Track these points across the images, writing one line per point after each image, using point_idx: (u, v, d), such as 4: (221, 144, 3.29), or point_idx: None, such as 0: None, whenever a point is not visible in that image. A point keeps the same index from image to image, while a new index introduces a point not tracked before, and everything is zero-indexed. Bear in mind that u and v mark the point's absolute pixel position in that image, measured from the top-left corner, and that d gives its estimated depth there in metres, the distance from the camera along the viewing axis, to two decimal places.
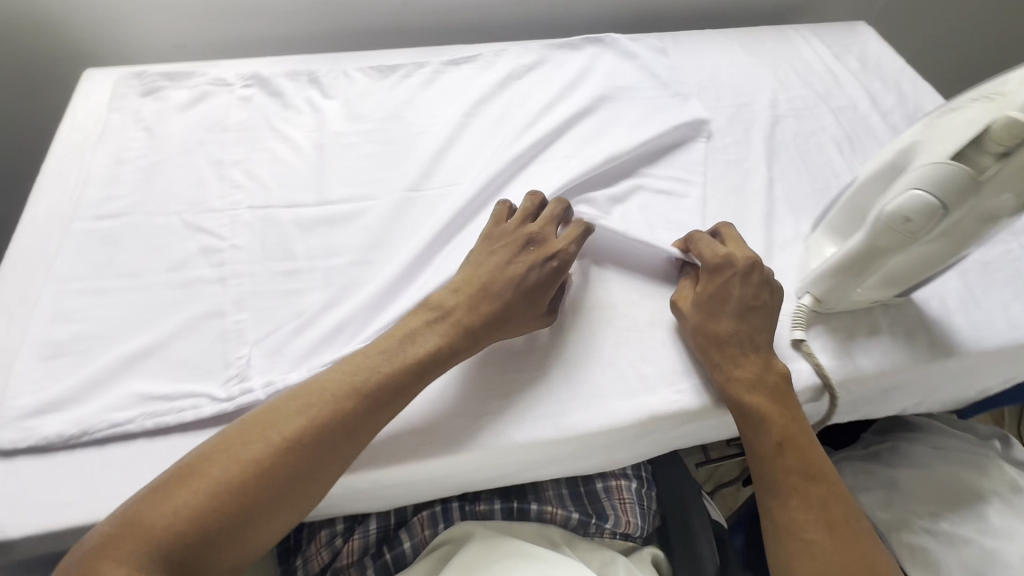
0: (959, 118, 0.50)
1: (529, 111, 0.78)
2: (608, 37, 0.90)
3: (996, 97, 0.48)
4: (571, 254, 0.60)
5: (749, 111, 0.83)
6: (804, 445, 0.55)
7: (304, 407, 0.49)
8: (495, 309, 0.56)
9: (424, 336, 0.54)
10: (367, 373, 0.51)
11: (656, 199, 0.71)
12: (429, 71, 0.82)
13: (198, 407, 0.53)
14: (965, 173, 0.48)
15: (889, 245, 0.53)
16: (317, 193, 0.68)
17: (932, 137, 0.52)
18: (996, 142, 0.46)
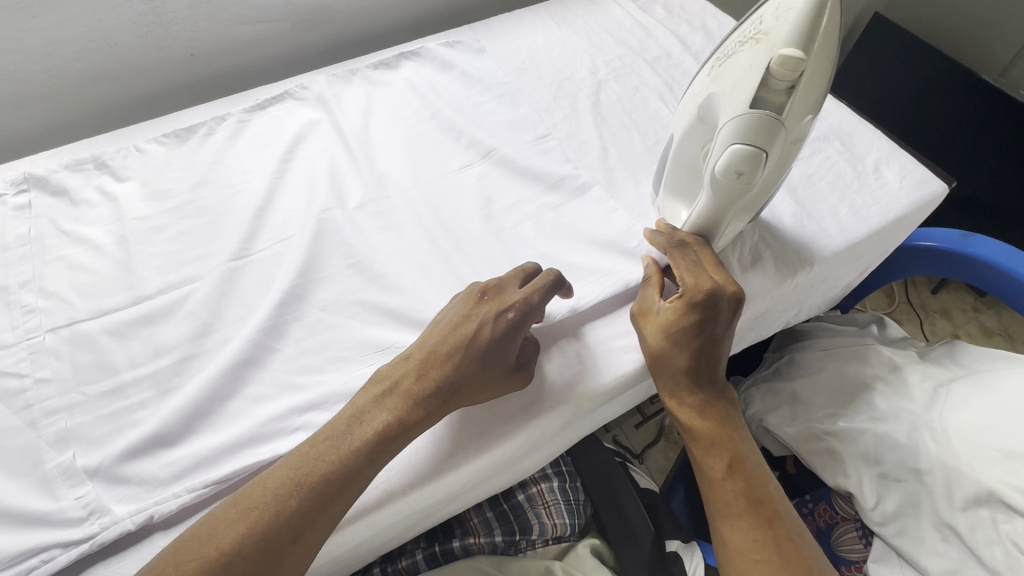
0: (738, 64, 0.48)
1: (350, 138, 0.74)
2: (417, 42, 0.87)
3: (761, 35, 0.47)
4: (531, 304, 0.53)
5: (572, 83, 0.83)
6: (739, 443, 0.54)
7: (254, 505, 0.44)
8: (448, 379, 0.50)
9: (370, 417, 0.48)
10: (323, 458, 0.46)
11: (498, 195, 0.69)
12: (232, 122, 0.75)
13: (51, 559, 0.45)
14: (767, 116, 0.46)
15: (730, 199, 0.52)
16: (130, 290, 0.61)
17: (724, 89, 0.50)
18: (781, 80, 0.45)
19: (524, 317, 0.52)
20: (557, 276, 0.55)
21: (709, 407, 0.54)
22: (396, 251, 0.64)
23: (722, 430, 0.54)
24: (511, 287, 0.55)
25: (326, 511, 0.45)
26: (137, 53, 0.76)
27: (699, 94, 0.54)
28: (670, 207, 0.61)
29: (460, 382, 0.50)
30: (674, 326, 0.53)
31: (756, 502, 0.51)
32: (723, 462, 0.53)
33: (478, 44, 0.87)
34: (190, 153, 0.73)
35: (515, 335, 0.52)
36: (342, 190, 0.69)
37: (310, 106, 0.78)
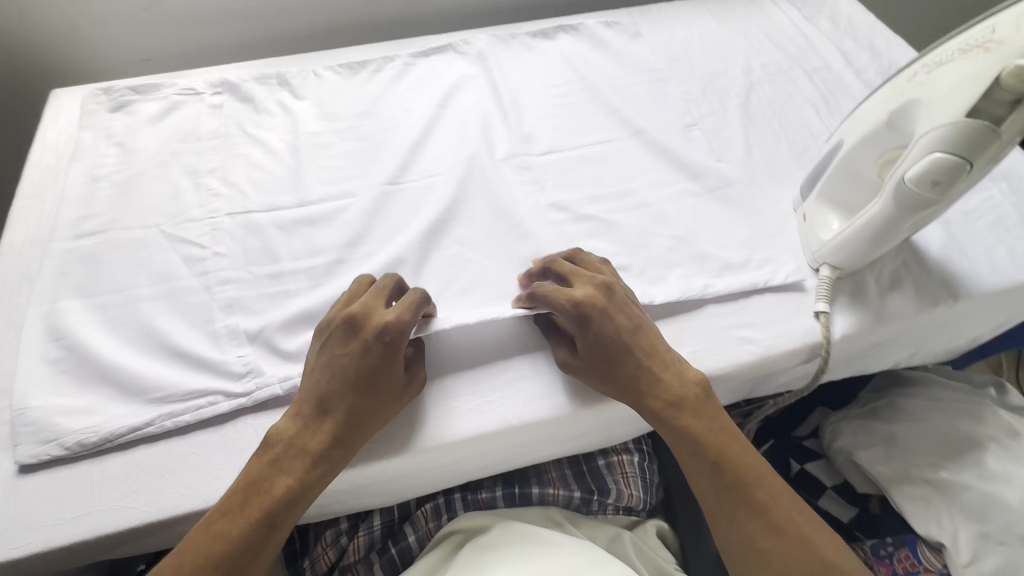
0: (955, 71, 0.46)
1: (502, 98, 0.78)
2: (576, 17, 0.89)
3: (990, 45, 0.44)
4: (406, 326, 0.50)
5: (723, 79, 0.83)
6: (737, 455, 0.51)
7: (227, 514, 0.46)
8: (346, 407, 0.49)
9: (309, 427, 0.49)
10: (279, 466, 0.48)
11: (637, 176, 0.71)
12: (399, 64, 0.81)
13: (215, 403, 0.52)
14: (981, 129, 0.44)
15: (905, 214, 0.50)
16: (297, 194, 0.67)
17: (932, 95, 0.47)
18: (1008, 91, 0.43)
19: (393, 342, 0.50)
20: (421, 296, 0.53)
21: (702, 417, 0.52)
22: (534, 207, 0.67)
23: (717, 436, 0.52)
24: (579, 282, 0.55)
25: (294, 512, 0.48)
26: None
27: (890, 103, 0.52)
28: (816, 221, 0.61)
29: (619, 359, 0.52)
30: (619, 344, 0.52)
31: (757, 506, 0.50)
32: (718, 481, 0.51)
33: (634, 27, 0.89)
34: (358, 85, 0.79)
35: (394, 359, 0.50)
36: (490, 142, 0.73)
37: (469, 62, 0.83)
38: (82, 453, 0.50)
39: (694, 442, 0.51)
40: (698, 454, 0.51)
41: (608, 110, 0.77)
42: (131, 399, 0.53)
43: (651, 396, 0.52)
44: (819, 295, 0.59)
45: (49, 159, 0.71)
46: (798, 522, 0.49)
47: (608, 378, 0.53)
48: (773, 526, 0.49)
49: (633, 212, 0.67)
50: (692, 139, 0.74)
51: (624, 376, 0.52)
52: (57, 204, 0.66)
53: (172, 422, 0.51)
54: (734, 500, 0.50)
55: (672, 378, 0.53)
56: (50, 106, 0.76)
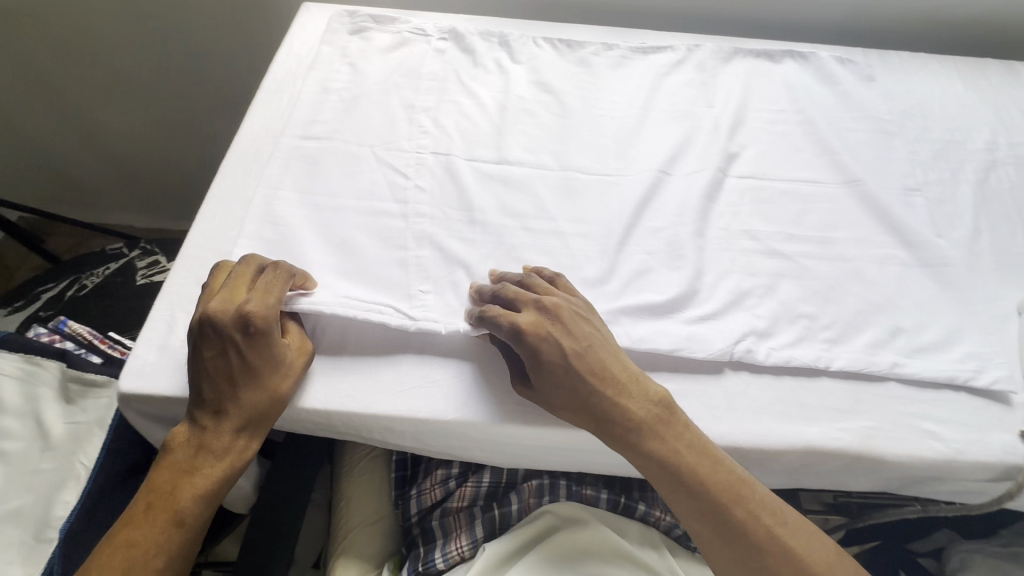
0: None
1: (712, 111, 0.76)
2: (807, 45, 0.85)
3: None
4: (269, 317, 0.49)
5: (960, 149, 0.75)
6: (718, 487, 0.47)
7: (157, 507, 0.46)
8: (230, 404, 0.49)
9: (213, 404, 0.49)
10: (201, 449, 0.48)
11: (840, 227, 0.66)
12: (617, 54, 0.81)
13: (384, 315, 0.56)
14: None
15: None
16: (497, 152, 0.70)
17: None
18: None
19: (251, 333, 0.49)
20: (281, 274, 0.53)
21: (666, 441, 0.48)
22: (726, 229, 0.65)
23: (687, 459, 0.48)
24: (527, 304, 0.52)
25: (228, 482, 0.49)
26: None
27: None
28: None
29: (570, 399, 0.49)
30: (573, 381, 0.49)
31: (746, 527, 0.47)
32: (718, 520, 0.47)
33: (870, 70, 0.82)
34: (573, 64, 0.80)
35: (266, 343, 0.49)
36: (691, 153, 0.71)
37: (685, 67, 0.81)
38: None
39: (672, 474, 0.48)
40: (672, 483, 0.47)
41: (823, 151, 0.72)
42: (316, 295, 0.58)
43: (615, 434, 0.49)
44: None
45: (292, 63, 0.78)
46: (785, 539, 0.46)
47: (580, 416, 0.49)
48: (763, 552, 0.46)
49: (831, 263, 0.63)
50: (913, 204, 0.68)
51: (588, 415, 0.49)
52: (292, 104, 0.73)
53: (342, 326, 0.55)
54: (722, 530, 0.47)
55: (633, 407, 0.49)
56: (301, 17, 0.84)
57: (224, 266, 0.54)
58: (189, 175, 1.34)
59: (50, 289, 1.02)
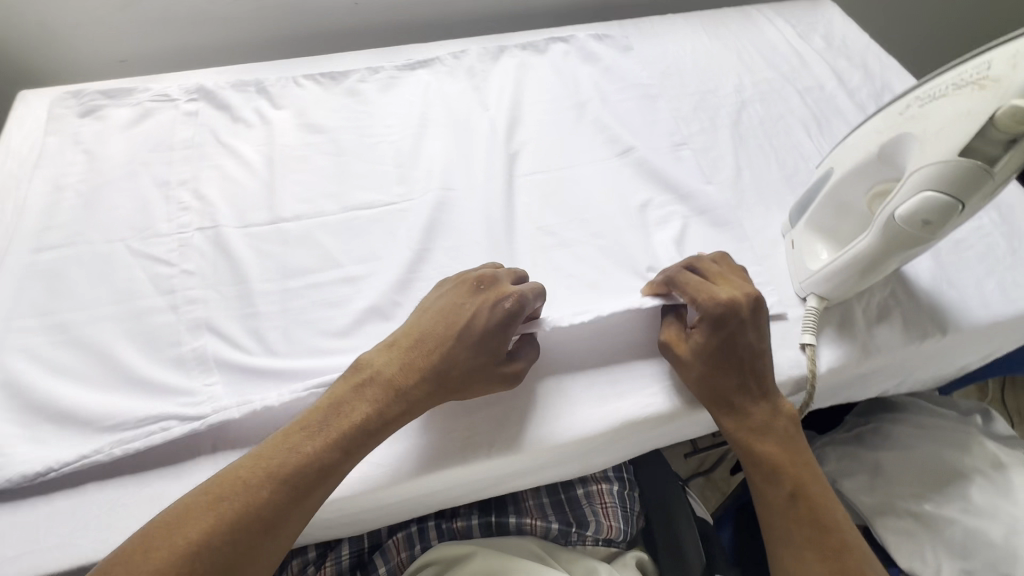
0: (944, 108, 0.44)
1: (488, 113, 0.76)
2: (567, 29, 0.88)
3: (984, 81, 0.41)
4: (528, 300, 0.52)
5: (715, 97, 0.81)
6: (795, 462, 0.53)
7: (234, 498, 0.42)
8: (420, 388, 0.49)
9: (410, 356, 0.51)
10: (344, 414, 0.47)
11: (622, 197, 0.69)
12: (384, 76, 0.79)
13: (168, 429, 0.50)
14: (974, 169, 0.42)
15: (907, 247, 0.48)
16: (271, 209, 0.65)
17: (922, 131, 0.45)
18: (1002, 131, 0.40)
19: (474, 312, 0.51)
20: (518, 275, 0.55)
21: (785, 447, 0.53)
22: (518, 228, 0.65)
23: (786, 460, 0.53)
24: (723, 283, 0.55)
25: (334, 474, 0.46)
26: None
27: (884, 135, 0.49)
28: (806, 249, 0.59)
29: (750, 372, 0.53)
30: (734, 355, 0.53)
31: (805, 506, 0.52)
32: (783, 502, 0.52)
33: (626, 41, 0.87)
34: (341, 96, 0.77)
35: (480, 312, 0.51)
36: (473, 161, 0.71)
37: (455, 75, 0.80)
38: (23, 485, 0.47)
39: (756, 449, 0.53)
40: (766, 474, 0.53)
41: (597, 127, 0.75)
42: (70, 437, 0.50)
43: (735, 408, 0.54)
44: (807, 327, 0.57)
45: (12, 164, 0.68)
46: (843, 536, 0.51)
47: (710, 385, 0.53)
48: (818, 528, 0.51)
49: (619, 235, 0.66)
50: (683, 159, 0.73)
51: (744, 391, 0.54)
52: (17, 214, 0.63)
53: (121, 450, 0.48)
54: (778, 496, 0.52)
55: (774, 388, 0.55)
56: (17, 109, 0.73)
57: (504, 267, 0.56)
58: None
59: None
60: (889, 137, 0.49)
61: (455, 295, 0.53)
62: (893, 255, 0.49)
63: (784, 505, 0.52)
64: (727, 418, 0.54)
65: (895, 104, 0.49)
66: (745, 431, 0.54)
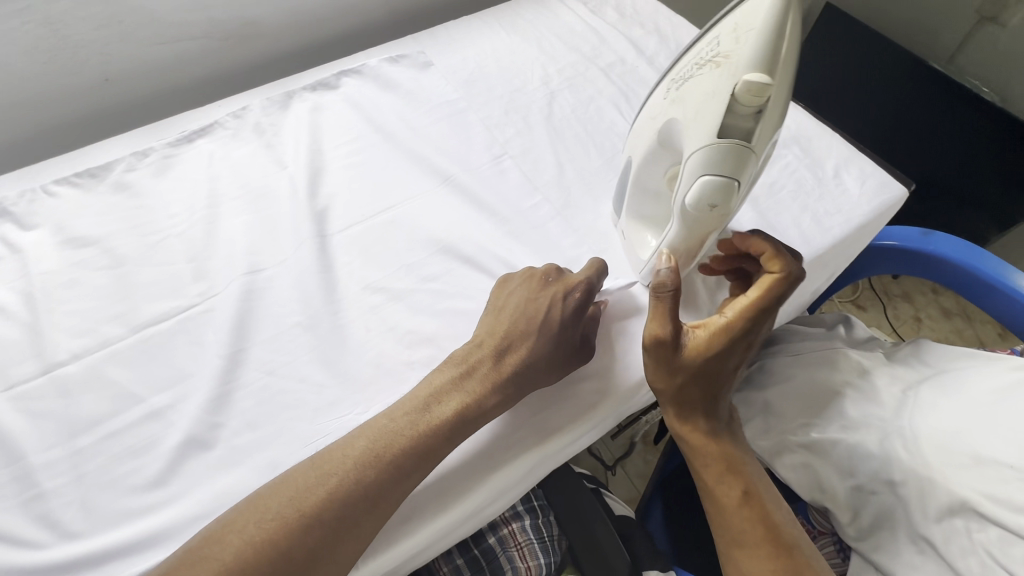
0: (697, 90, 0.44)
1: (287, 172, 0.68)
2: (358, 58, 0.81)
3: (720, 58, 0.42)
4: (594, 286, 0.57)
5: (524, 94, 0.79)
6: (743, 467, 0.56)
7: (303, 505, 0.44)
8: (496, 385, 0.51)
9: (503, 350, 0.53)
10: (429, 412, 0.49)
11: (449, 228, 0.65)
12: (156, 158, 0.69)
13: None
14: (734, 146, 0.43)
15: (709, 226, 0.48)
16: (41, 356, 0.54)
17: (685, 114, 0.45)
18: (747, 105, 0.41)
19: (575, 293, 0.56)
20: (602, 266, 0.59)
21: (734, 448, 0.56)
22: (343, 294, 0.59)
23: (736, 461, 0.56)
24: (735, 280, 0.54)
25: (408, 478, 0.47)
26: (39, 80, 0.71)
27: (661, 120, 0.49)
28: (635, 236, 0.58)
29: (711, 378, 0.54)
30: (720, 357, 0.53)
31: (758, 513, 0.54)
32: (735, 499, 0.54)
33: (423, 56, 0.82)
34: (108, 194, 0.66)
35: (557, 299, 0.56)
36: (279, 232, 0.63)
37: (242, 137, 0.72)
38: None
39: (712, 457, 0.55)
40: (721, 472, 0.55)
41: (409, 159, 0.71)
42: None
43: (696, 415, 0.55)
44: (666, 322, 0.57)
45: None
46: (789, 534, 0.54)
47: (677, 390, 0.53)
48: (771, 527, 0.53)
49: (454, 270, 0.61)
50: (503, 170, 0.70)
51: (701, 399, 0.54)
52: None
53: None
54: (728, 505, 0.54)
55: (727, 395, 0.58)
56: None
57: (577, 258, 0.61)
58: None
59: None
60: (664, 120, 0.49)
61: (527, 285, 0.57)
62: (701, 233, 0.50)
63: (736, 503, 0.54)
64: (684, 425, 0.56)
65: (662, 87, 0.49)
66: (701, 438, 0.56)
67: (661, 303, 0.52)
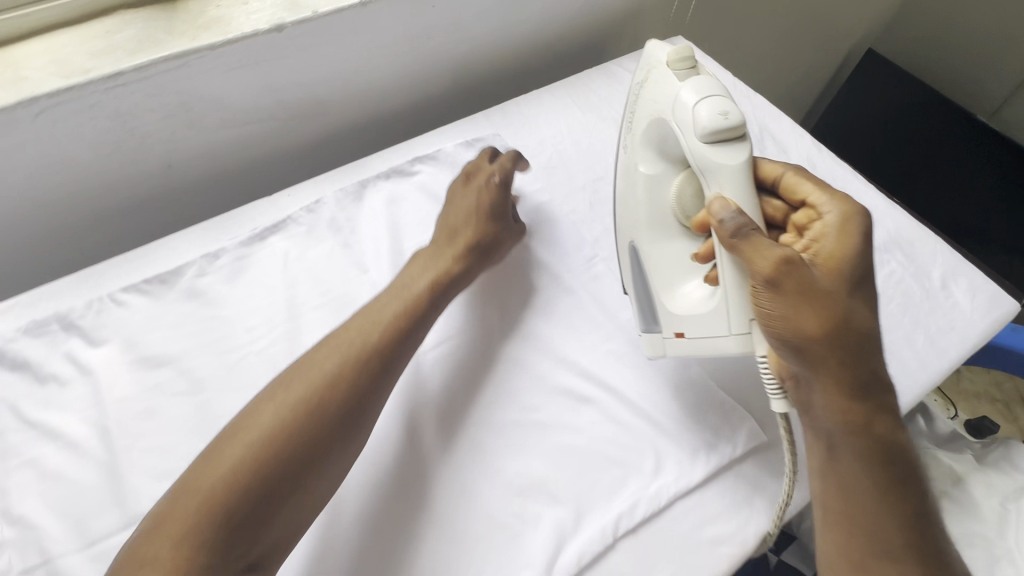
0: (650, 99, 0.58)
1: (369, 278, 0.64)
2: (431, 140, 0.77)
3: (647, 83, 0.60)
4: (494, 207, 0.65)
5: (607, 185, 0.75)
6: (888, 416, 0.47)
7: (294, 423, 0.45)
8: (422, 315, 0.55)
9: (433, 291, 0.58)
10: (368, 333, 0.52)
11: (550, 349, 0.61)
12: (229, 260, 0.64)
13: None
14: (683, 76, 0.56)
15: (730, 162, 0.52)
16: (124, 504, 0.50)
17: (653, 107, 0.58)
18: (681, 57, 0.56)
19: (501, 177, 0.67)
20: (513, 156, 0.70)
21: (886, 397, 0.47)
22: (440, 428, 0.55)
23: (883, 410, 0.47)
24: (837, 200, 0.52)
25: (367, 397, 0.49)
26: (102, 171, 0.66)
27: (636, 161, 0.60)
28: (660, 283, 0.58)
29: (861, 313, 0.46)
30: (857, 278, 0.48)
31: (903, 487, 0.45)
32: (877, 453, 0.45)
33: (501, 138, 0.78)
34: (179, 302, 0.61)
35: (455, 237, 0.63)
36: None
37: (317, 234, 0.67)
38: None
39: (862, 426, 0.46)
40: (870, 434, 0.46)
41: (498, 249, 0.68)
42: None
43: (850, 376, 0.45)
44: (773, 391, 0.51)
45: None
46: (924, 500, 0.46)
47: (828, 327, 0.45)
48: (904, 480, 0.46)
49: (556, 400, 0.57)
50: (596, 277, 0.67)
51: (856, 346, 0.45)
52: None
53: None
54: (869, 478, 0.45)
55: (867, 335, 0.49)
56: None
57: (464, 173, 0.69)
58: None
59: None
60: (643, 149, 0.60)
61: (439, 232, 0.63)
62: (730, 182, 0.52)
63: (878, 454, 0.45)
64: (833, 384, 0.46)
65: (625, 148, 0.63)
66: (860, 382, 0.46)
67: (756, 238, 0.48)
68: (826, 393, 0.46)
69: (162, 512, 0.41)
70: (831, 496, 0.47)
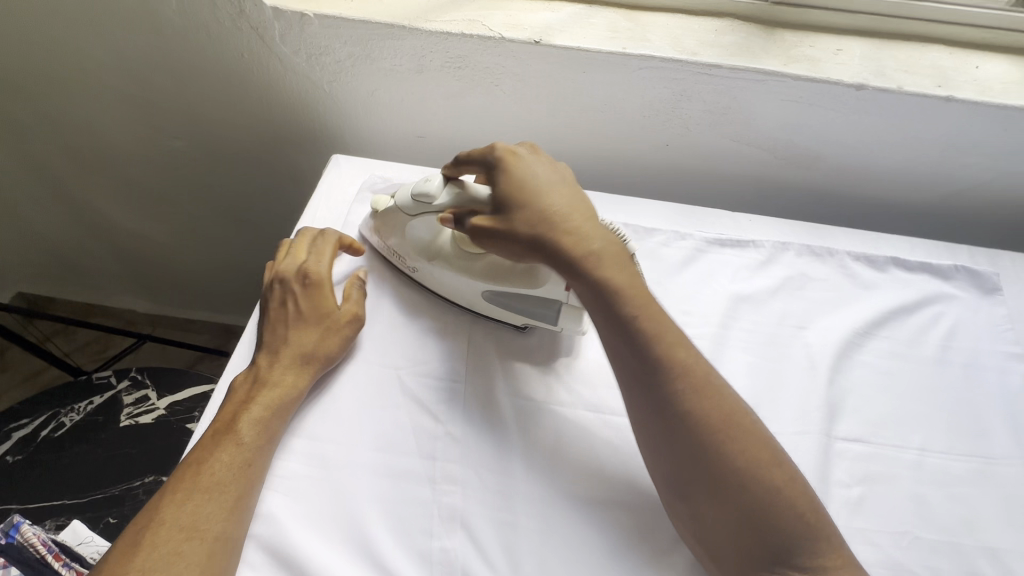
0: (396, 223, 0.62)
1: (804, 335, 0.64)
2: (905, 248, 0.73)
3: (384, 229, 0.63)
4: (321, 266, 0.59)
5: None
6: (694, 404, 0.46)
7: (224, 431, 0.49)
8: (305, 373, 0.54)
9: (304, 358, 0.54)
10: (270, 362, 0.54)
11: (982, 528, 0.52)
12: (690, 246, 0.70)
13: None
14: (388, 208, 0.62)
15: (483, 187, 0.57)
16: (548, 381, 0.58)
17: (399, 225, 0.62)
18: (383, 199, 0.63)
19: (319, 279, 0.59)
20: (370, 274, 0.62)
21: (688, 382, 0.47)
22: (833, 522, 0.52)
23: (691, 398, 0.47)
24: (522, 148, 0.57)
25: (263, 448, 0.50)
26: (629, 126, 0.77)
27: (453, 267, 0.60)
28: (528, 282, 0.58)
29: (591, 235, 0.52)
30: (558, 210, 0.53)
31: (709, 455, 0.45)
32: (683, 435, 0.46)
33: (998, 282, 0.70)
34: (640, 255, 0.69)
35: (309, 294, 0.58)
36: (794, 406, 0.58)
37: (769, 270, 0.69)
38: None
39: (648, 364, 0.48)
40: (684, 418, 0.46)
41: (956, 378, 0.62)
42: None
43: (645, 312, 0.50)
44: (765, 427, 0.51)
45: None
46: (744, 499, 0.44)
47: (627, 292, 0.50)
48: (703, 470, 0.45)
49: None
50: None
51: (592, 263, 0.51)
52: None
53: None
54: (665, 424, 0.47)
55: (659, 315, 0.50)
56: (329, 173, 0.75)
57: (336, 237, 0.63)
58: (219, 272, 1.26)
59: (23, 425, 0.91)
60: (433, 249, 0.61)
61: (302, 303, 0.57)
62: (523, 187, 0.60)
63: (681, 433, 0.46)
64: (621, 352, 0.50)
65: (433, 275, 0.62)
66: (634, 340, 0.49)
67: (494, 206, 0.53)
68: (620, 353, 0.50)
69: (129, 553, 0.42)
70: (662, 468, 0.48)
